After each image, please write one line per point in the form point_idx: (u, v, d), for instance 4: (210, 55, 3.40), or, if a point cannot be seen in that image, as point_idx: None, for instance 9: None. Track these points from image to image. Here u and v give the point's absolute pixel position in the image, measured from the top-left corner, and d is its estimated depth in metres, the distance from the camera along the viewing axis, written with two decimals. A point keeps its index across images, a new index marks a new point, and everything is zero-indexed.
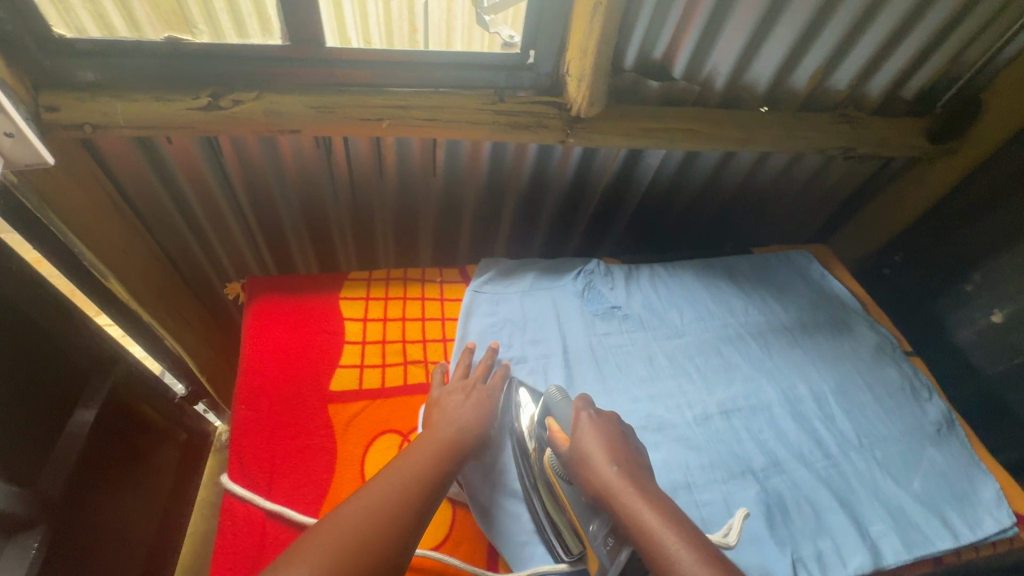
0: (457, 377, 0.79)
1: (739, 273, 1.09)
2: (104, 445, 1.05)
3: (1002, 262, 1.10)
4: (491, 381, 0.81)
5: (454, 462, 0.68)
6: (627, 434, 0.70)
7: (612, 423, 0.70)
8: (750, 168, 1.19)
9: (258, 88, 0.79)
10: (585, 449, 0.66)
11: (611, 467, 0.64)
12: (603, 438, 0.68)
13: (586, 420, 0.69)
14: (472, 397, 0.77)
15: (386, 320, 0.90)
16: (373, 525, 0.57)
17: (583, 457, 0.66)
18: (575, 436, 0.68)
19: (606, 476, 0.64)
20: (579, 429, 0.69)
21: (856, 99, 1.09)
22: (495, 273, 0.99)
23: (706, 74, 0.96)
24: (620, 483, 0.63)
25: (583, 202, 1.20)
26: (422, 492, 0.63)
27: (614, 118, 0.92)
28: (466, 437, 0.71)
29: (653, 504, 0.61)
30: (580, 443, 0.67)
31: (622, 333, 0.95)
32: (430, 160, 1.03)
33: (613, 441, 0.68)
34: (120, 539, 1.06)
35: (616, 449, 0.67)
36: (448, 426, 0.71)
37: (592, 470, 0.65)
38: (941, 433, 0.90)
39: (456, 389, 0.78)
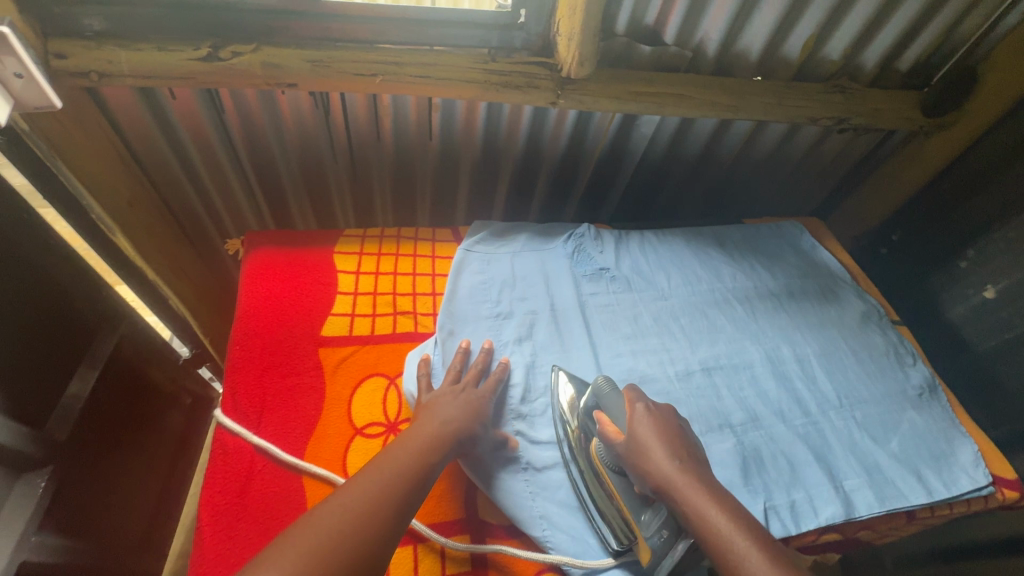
0: (447, 382, 0.75)
1: (729, 241, 1.11)
2: (119, 397, 1.09)
3: (996, 238, 1.10)
4: (484, 386, 0.77)
5: (439, 455, 0.65)
6: (682, 428, 0.70)
7: (669, 417, 0.70)
8: (745, 140, 1.20)
9: (256, 41, 0.82)
10: (644, 442, 0.66)
11: (672, 461, 0.65)
12: (661, 431, 0.67)
13: (644, 413, 0.69)
14: (463, 399, 0.73)
15: (378, 274, 0.93)
16: (352, 524, 0.54)
17: (641, 449, 0.66)
18: (632, 430, 0.68)
19: (664, 469, 0.64)
20: (635, 422, 0.69)
21: (851, 70, 1.10)
22: (488, 233, 1.02)
23: (697, 40, 0.98)
24: (680, 476, 0.63)
25: (578, 171, 1.21)
26: (409, 483, 0.61)
27: (604, 81, 0.94)
28: (450, 433, 0.68)
29: (715, 498, 0.61)
30: (638, 436, 0.67)
31: (609, 293, 0.97)
32: (426, 123, 1.05)
33: (672, 435, 0.68)
34: (122, 494, 1.08)
35: (674, 442, 0.67)
36: (431, 422, 0.68)
37: (652, 463, 0.65)
38: (922, 397, 0.91)
39: (444, 395, 0.73)
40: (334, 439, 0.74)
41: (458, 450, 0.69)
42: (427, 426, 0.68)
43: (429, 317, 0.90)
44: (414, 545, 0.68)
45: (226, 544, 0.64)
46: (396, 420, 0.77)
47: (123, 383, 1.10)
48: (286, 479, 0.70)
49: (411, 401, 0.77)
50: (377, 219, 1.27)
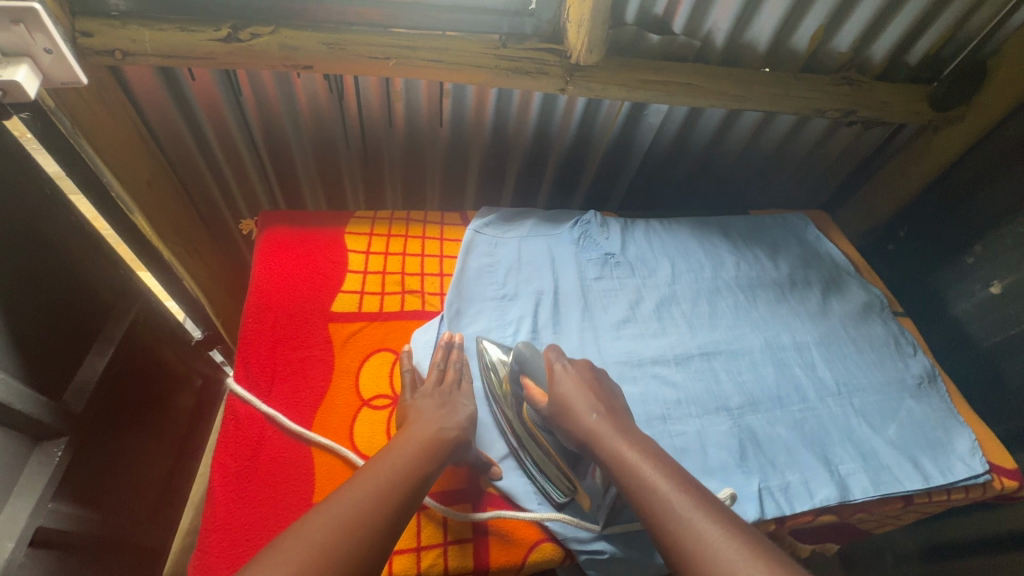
0: (433, 383, 0.75)
1: (734, 231, 1.12)
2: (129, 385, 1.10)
3: (1003, 234, 1.10)
4: (463, 389, 0.77)
5: (435, 461, 0.65)
6: (600, 379, 0.75)
7: (585, 371, 0.75)
8: (753, 133, 1.21)
9: (274, 24, 0.84)
10: (565, 400, 0.71)
11: (591, 414, 0.69)
12: (579, 387, 0.72)
13: (561, 371, 0.74)
14: (448, 404, 0.73)
15: (387, 254, 0.95)
16: (346, 534, 0.54)
17: (564, 407, 0.70)
18: (553, 391, 0.73)
19: (584, 423, 0.68)
20: (555, 382, 0.73)
21: (858, 63, 1.10)
22: (496, 217, 1.04)
23: (705, 31, 0.99)
24: (598, 426, 0.67)
25: (586, 161, 1.23)
26: (404, 492, 0.60)
27: (613, 69, 0.96)
28: (448, 437, 0.68)
29: (628, 442, 0.65)
30: (559, 394, 0.72)
31: (613, 278, 0.98)
32: (437, 110, 1.07)
33: (589, 389, 0.72)
34: (131, 473, 1.10)
35: (590, 395, 0.71)
36: (428, 425, 0.68)
37: (573, 418, 0.69)
38: (921, 387, 0.92)
39: (427, 399, 0.73)
40: (342, 410, 0.76)
41: (454, 456, 0.69)
42: (414, 430, 0.67)
43: (436, 296, 0.92)
44: (418, 514, 0.70)
45: (237, 505, 0.66)
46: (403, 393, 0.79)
47: (134, 376, 1.12)
48: (295, 447, 0.72)
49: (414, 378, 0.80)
50: (388, 204, 1.29)
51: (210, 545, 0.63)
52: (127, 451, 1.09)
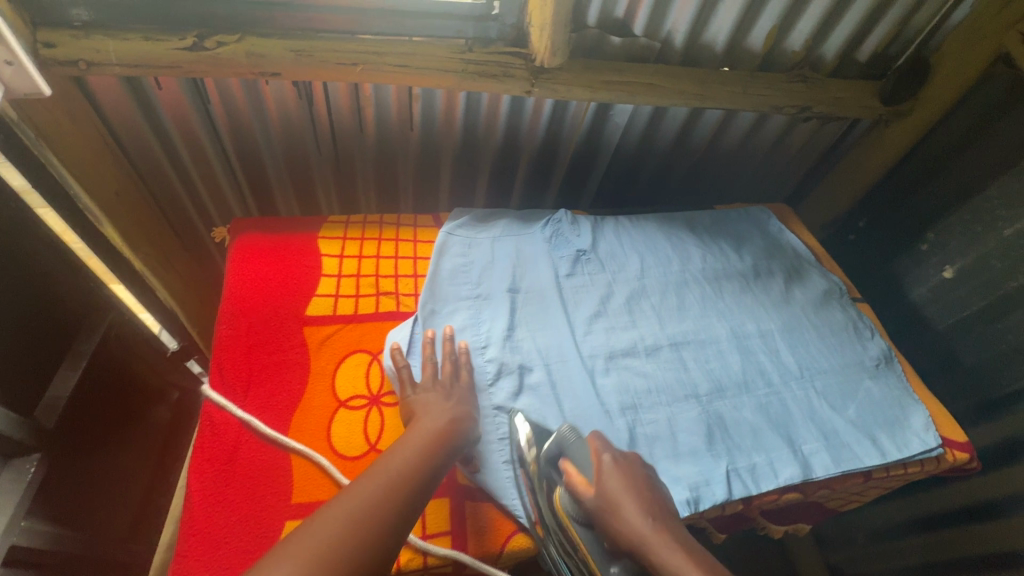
0: (432, 377, 0.78)
1: (700, 225, 1.16)
2: (106, 395, 1.10)
3: (951, 220, 1.19)
4: (462, 380, 0.80)
5: (443, 454, 0.69)
6: (650, 478, 0.71)
7: (635, 468, 0.71)
8: (716, 130, 1.25)
9: (240, 31, 0.85)
10: (617, 499, 0.67)
11: (646, 518, 0.65)
12: (632, 485, 0.68)
13: (612, 465, 0.70)
14: (452, 396, 0.77)
15: (361, 257, 0.96)
16: (345, 533, 0.58)
17: (615, 505, 0.66)
18: (603, 484, 0.68)
19: (638, 528, 0.64)
20: (603, 476, 0.69)
21: (812, 61, 1.15)
22: (469, 219, 1.05)
23: (665, 32, 1.02)
24: (654, 533, 0.64)
25: (557, 161, 1.26)
26: (404, 486, 0.64)
27: (577, 70, 0.99)
28: (454, 432, 0.71)
29: (688, 554, 0.62)
30: (610, 490, 0.68)
31: (585, 275, 1.01)
32: (407, 114, 1.09)
33: (642, 487, 0.68)
34: (107, 488, 1.09)
35: (641, 493, 0.67)
36: (441, 416, 0.72)
37: (625, 519, 0.65)
38: (878, 367, 0.97)
39: (428, 393, 0.76)
40: (319, 411, 0.77)
41: (460, 449, 0.73)
42: (423, 422, 0.71)
43: (410, 297, 0.93)
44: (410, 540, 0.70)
45: (215, 509, 0.67)
46: (379, 393, 0.80)
47: (112, 379, 1.12)
48: (271, 449, 0.72)
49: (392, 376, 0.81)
50: (362, 208, 1.30)
51: (189, 549, 0.64)
52: (107, 463, 1.10)
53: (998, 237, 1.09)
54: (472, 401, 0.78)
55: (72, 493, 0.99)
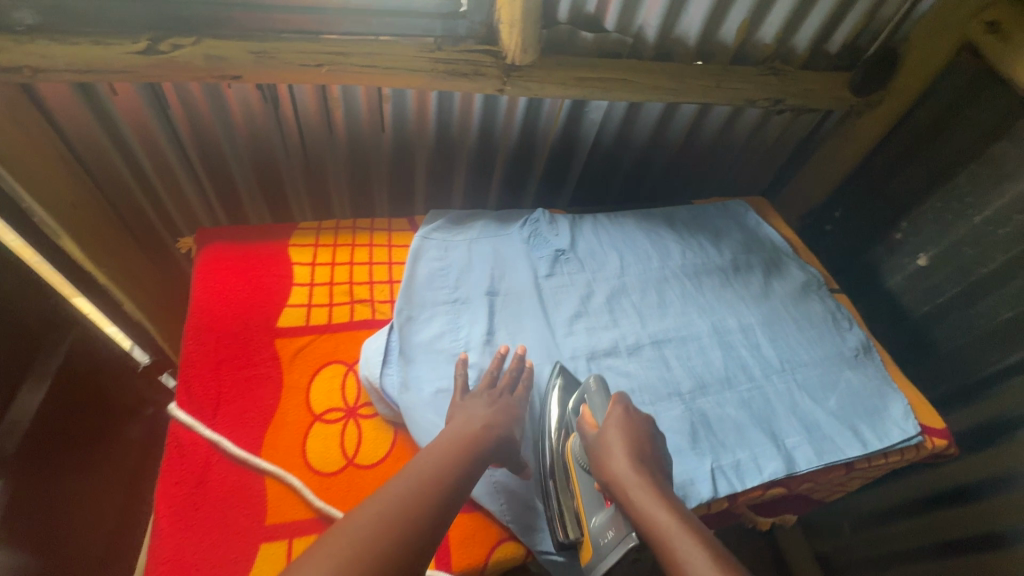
0: (484, 386, 0.77)
1: (678, 220, 1.15)
2: (76, 416, 1.07)
3: (924, 209, 1.20)
4: (516, 393, 0.79)
5: (477, 456, 0.67)
6: (654, 433, 0.74)
7: (641, 421, 0.74)
8: (692, 125, 1.24)
9: (196, 33, 0.82)
10: (606, 444, 0.71)
11: (627, 464, 0.68)
12: (630, 432, 0.72)
13: (618, 415, 0.74)
14: (498, 405, 0.76)
15: (334, 264, 0.93)
16: (381, 529, 0.56)
17: (603, 450, 0.71)
18: (607, 426, 0.73)
19: (616, 472, 0.68)
20: (608, 423, 0.73)
21: (784, 53, 1.15)
22: (445, 221, 1.03)
23: (637, 27, 1.01)
24: (634, 476, 0.67)
25: (534, 159, 1.24)
26: (443, 486, 0.62)
27: (549, 67, 0.97)
28: (489, 435, 0.70)
29: (662, 500, 0.65)
30: (606, 435, 0.72)
31: (565, 274, 1.00)
32: (377, 115, 1.06)
33: (642, 439, 0.72)
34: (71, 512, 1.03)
35: (637, 444, 0.71)
36: (483, 419, 0.72)
37: (612, 458, 0.70)
38: (858, 358, 0.98)
39: (478, 399, 0.76)
40: (293, 427, 0.74)
41: (500, 453, 0.72)
42: (466, 425, 0.71)
43: (387, 304, 0.91)
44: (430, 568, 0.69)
45: (184, 534, 0.64)
46: (356, 405, 0.78)
47: (82, 398, 1.09)
48: (242, 470, 0.70)
49: (369, 386, 0.78)
50: (336, 213, 1.26)
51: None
52: (88, 487, 1.08)
53: (968, 225, 1.12)
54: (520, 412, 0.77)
55: (30, 520, 0.94)
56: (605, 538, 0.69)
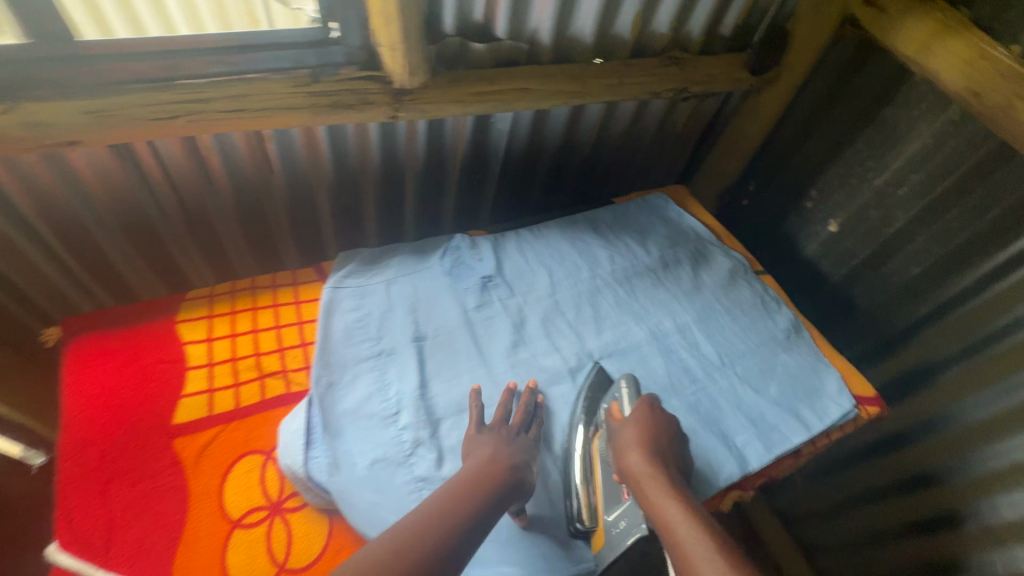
0: (499, 421, 0.76)
1: (602, 223, 1.13)
2: None
3: (829, 178, 1.26)
4: (531, 431, 0.77)
5: (495, 491, 0.65)
6: (673, 431, 0.74)
7: (661, 419, 0.74)
8: (602, 122, 1.21)
9: (9, 97, 0.69)
10: (625, 440, 0.72)
11: (644, 462, 0.69)
12: (648, 429, 0.72)
13: (642, 412, 0.74)
14: (514, 444, 0.74)
15: (235, 335, 0.83)
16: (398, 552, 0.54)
17: (622, 445, 0.72)
18: (629, 422, 0.74)
19: (633, 469, 0.69)
20: (632, 419, 0.74)
21: (681, 40, 1.13)
22: (355, 264, 0.94)
23: (530, 31, 0.96)
24: (650, 474, 0.68)
25: (447, 177, 1.17)
26: (466, 515, 0.61)
27: (443, 86, 0.90)
28: (505, 475, 0.68)
29: (676, 496, 0.65)
30: (627, 430, 0.73)
31: (495, 303, 0.94)
32: (262, 156, 0.95)
33: (661, 436, 0.72)
34: None
35: (655, 441, 0.71)
36: (503, 458, 0.70)
37: (629, 454, 0.70)
38: (790, 339, 1.00)
39: (492, 435, 0.74)
40: (207, 543, 0.65)
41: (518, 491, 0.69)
42: (486, 463, 0.68)
43: (302, 370, 0.82)
44: None
45: None
46: (280, 499, 0.69)
47: None
48: None
49: (292, 476, 0.70)
50: (236, 265, 1.13)
51: None
52: None
53: (870, 189, 1.18)
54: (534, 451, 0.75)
55: None
56: (618, 528, 0.69)
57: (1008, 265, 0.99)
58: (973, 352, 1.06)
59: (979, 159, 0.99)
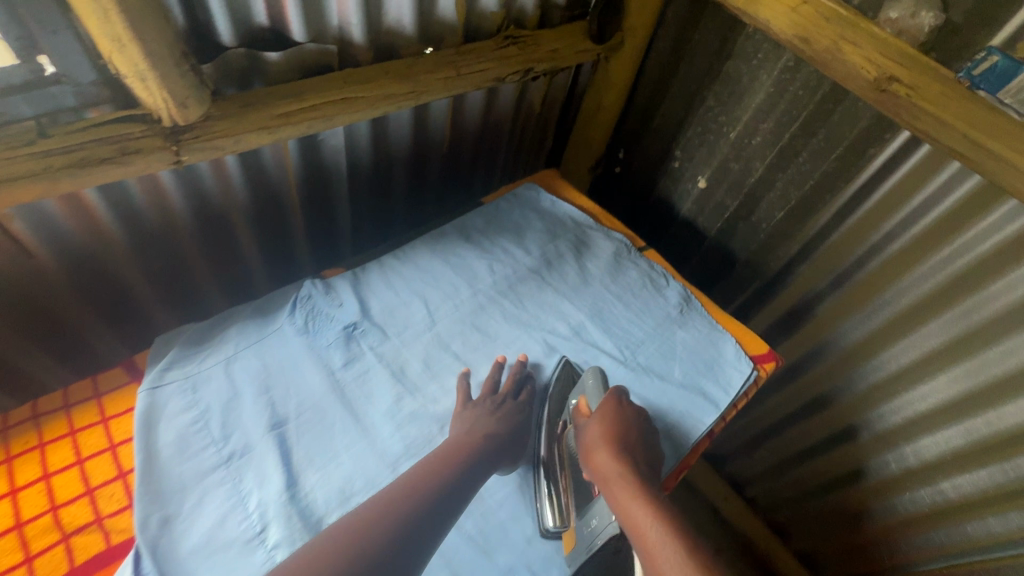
0: (485, 394, 0.78)
1: (474, 229, 1.02)
2: None
3: (688, 136, 1.25)
4: (520, 398, 0.81)
5: (467, 465, 0.68)
6: (644, 425, 0.73)
7: (630, 411, 0.74)
8: (452, 117, 1.09)
9: None
10: (593, 436, 0.71)
11: (611, 459, 0.68)
12: (612, 424, 0.71)
13: (610, 406, 0.74)
14: (501, 411, 0.77)
15: (16, 492, 0.65)
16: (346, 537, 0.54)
17: (592, 442, 0.71)
18: (596, 417, 0.74)
19: (600, 466, 0.68)
20: (600, 412, 0.74)
21: (516, 16, 1.03)
22: (179, 350, 0.76)
23: (336, 29, 0.80)
24: (616, 468, 0.67)
25: (286, 211, 0.99)
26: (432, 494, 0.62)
27: (237, 111, 0.72)
28: (478, 442, 0.71)
29: (640, 490, 0.64)
30: (595, 424, 0.73)
31: (368, 354, 0.81)
32: (9, 240, 0.72)
33: (629, 429, 0.71)
34: None
35: (620, 435, 0.70)
36: (479, 430, 0.73)
37: (596, 452, 0.70)
38: (682, 313, 0.98)
39: (477, 410, 0.76)
40: None
41: (501, 457, 0.73)
42: (464, 436, 0.72)
43: (126, 510, 0.66)
44: None
45: None
46: None
47: None
48: None
49: None
50: (29, 373, 0.89)
51: None
52: None
53: (727, 142, 1.19)
54: (521, 412, 0.79)
55: None
56: (590, 526, 0.67)
57: (856, 196, 1.04)
58: (841, 281, 1.11)
59: (817, 101, 1.01)
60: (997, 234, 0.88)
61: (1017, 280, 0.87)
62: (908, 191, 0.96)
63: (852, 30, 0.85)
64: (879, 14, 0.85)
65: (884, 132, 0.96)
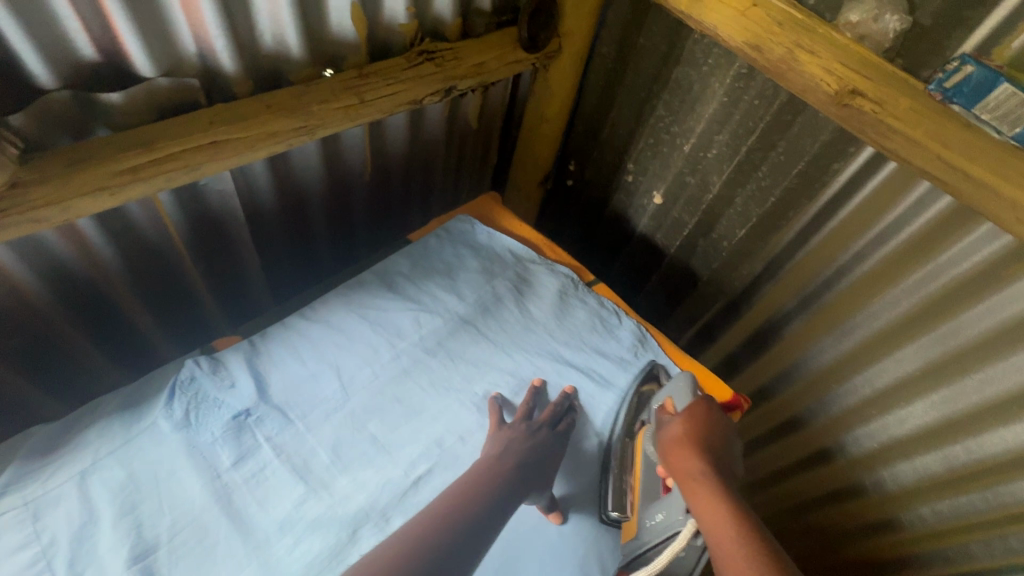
0: (518, 419, 0.75)
1: (398, 275, 0.89)
2: None
3: (641, 148, 1.14)
4: (559, 430, 0.76)
5: (501, 491, 0.63)
6: (730, 431, 0.68)
7: (720, 415, 0.68)
8: (370, 143, 0.95)
9: None
10: (676, 432, 0.67)
11: (694, 457, 0.63)
12: (696, 425, 0.67)
13: (696, 405, 0.69)
14: (537, 440, 0.72)
15: None
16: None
17: (674, 437, 0.67)
18: (678, 416, 0.69)
19: (680, 464, 0.64)
20: (685, 409, 0.69)
21: (433, 27, 0.90)
22: (17, 470, 0.62)
23: (198, 59, 0.66)
24: (698, 468, 0.62)
25: (177, 269, 0.85)
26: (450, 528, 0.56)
27: (61, 174, 0.57)
28: (506, 464, 0.67)
29: (727, 496, 0.59)
30: (676, 420, 0.69)
31: (264, 446, 0.68)
32: None
33: (718, 434, 0.66)
34: None
35: (704, 437, 0.65)
36: (512, 456, 0.68)
37: (675, 449, 0.66)
38: (638, 357, 0.88)
39: (514, 434, 0.72)
40: None
41: (539, 485, 0.68)
42: (497, 461, 0.67)
43: None
44: None
45: None
46: None
47: None
48: None
49: None
50: None
51: None
52: None
53: (682, 155, 1.08)
54: (552, 439, 0.74)
55: None
56: (653, 521, 0.66)
57: (820, 214, 0.94)
58: (808, 303, 1.02)
59: (774, 111, 0.91)
60: (976, 254, 0.79)
61: (996, 303, 0.79)
62: (877, 208, 0.87)
63: (809, 35, 0.75)
64: (837, 18, 0.74)
65: (848, 145, 0.86)
